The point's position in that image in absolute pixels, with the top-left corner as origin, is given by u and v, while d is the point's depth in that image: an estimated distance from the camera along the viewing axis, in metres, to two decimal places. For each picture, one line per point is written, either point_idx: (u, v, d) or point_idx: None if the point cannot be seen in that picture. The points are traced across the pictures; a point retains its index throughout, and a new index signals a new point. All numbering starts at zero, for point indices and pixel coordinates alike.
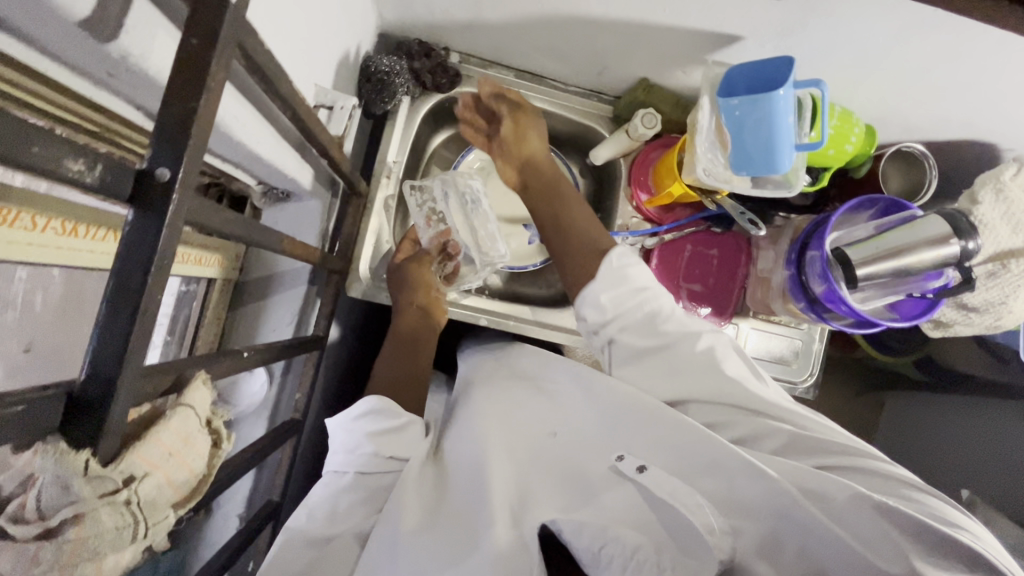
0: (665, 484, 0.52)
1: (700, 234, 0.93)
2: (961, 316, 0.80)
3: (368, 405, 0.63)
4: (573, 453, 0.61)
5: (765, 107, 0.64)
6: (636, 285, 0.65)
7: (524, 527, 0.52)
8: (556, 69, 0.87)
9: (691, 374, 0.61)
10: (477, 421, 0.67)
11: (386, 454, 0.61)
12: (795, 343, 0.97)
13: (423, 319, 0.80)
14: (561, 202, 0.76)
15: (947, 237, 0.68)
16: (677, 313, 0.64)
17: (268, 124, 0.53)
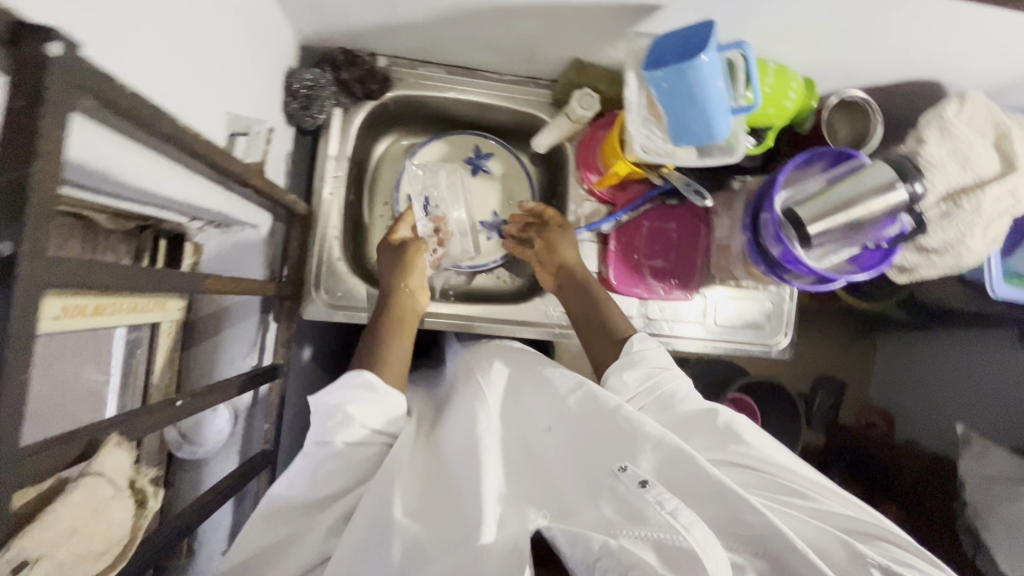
0: (668, 501, 0.51)
1: (656, 210, 0.91)
2: (923, 259, 0.79)
3: (352, 379, 0.66)
4: (570, 459, 0.59)
5: (690, 74, 0.62)
6: (656, 364, 0.71)
7: (521, 530, 0.53)
8: (487, 61, 0.85)
9: (705, 439, 0.64)
10: (478, 414, 0.64)
11: (365, 424, 0.64)
12: (766, 305, 0.96)
13: (407, 301, 0.79)
14: (591, 302, 0.81)
15: (893, 183, 0.68)
16: (690, 395, 0.69)
17: (173, 164, 0.51)
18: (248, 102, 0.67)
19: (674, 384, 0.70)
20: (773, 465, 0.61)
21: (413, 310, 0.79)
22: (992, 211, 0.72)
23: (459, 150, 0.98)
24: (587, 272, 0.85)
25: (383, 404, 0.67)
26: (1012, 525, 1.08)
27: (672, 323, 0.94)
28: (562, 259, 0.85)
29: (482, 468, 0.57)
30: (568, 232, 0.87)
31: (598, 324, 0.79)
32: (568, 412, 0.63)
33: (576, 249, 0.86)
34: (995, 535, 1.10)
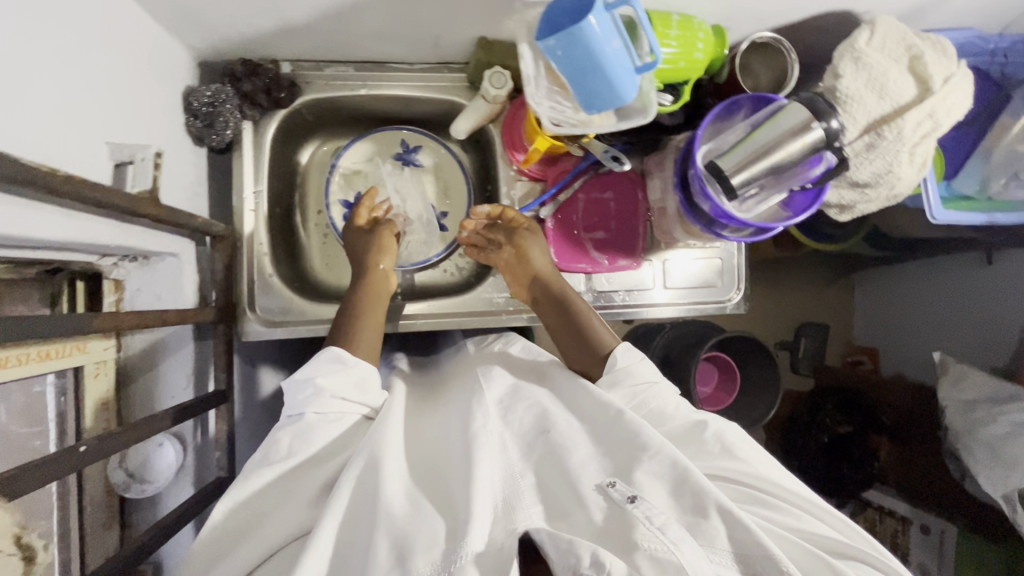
0: (661, 520, 0.50)
1: (594, 182, 0.89)
2: (857, 194, 0.78)
3: (323, 354, 0.69)
4: (565, 463, 0.58)
5: (580, 39, 0.60)
6: (645, 378, 0.70)
7: (509, 529, 0.52)
8: (392, 52, 0.82)
9: (699, 450, 0.63)
10: (477, 415, 0.64)
11: (337, 395, 0.65)
12: (715, 263, 0.95)
13: (385, 280, 0.81)
14: (568, 314, 0.79)
15: (808, 123, 0.66)
16: (682, 410, 0.67)
17: (28, 202, 0.51)
18: (134, 129, 0.65)
19: (663, 397, 0.68)
20: (765, 482, 0.60)
21: (385, 289, 0.80)
22: (913, 138, 0.71)
23: (387, 148, 0.96)
24: (562, 284, 0.82)
25: (355, 376, 0.68)
26: (990, 444, 1.10)
27: (628, 289, 0.93)
28: (534, 268, 0.83)
29: (483, 465, 0.56)
30: (536, 237, 0.84)
31: (578, 335, 0.77)
32: (568, 422, 0.64)
33: (546, 257, 0.83)
34: (976, 456, 1.12)
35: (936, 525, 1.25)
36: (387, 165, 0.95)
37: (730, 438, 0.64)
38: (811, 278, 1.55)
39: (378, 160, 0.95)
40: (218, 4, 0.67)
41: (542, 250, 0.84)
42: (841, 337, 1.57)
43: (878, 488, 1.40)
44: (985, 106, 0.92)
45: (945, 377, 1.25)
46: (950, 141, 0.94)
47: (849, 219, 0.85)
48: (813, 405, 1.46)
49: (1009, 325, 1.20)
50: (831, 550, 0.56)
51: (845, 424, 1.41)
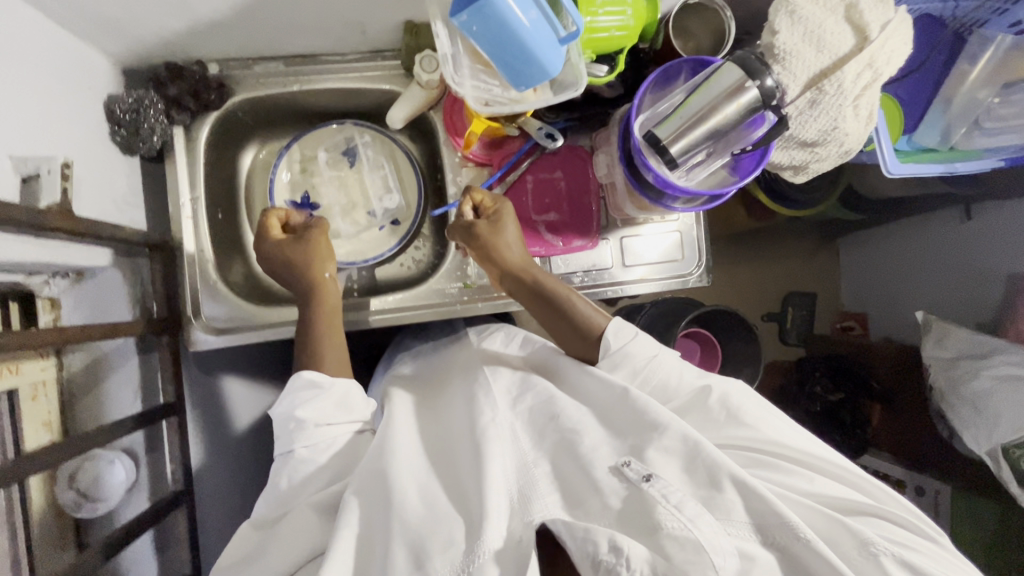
0: (677, 498, 0.48)
1: (542, 162, 0.87)
2: (808, 154, 0.76)
3: (294, 382, 0.63)
4: (575, 445, 0.55)
5: (492, 10, 0.57)
6: (646, 353, 0.65)
7: (525, 522, 0.50)
8: (320, 43, 0.80)
9: (712, 417, 0.61)
10: (484, 407, 0.61)
11: (318, 425, 0.60)
12: (675, 236, 0.93)
13: (332, 285, 0.75)
14: (548, 302, 0.72)
15: (742, 83, 0.64)
16: (688, 376, 0.64)
17: None
18: (47, 141, 0.63)
19: (666, 370, 0.64)
20: (776, 447, 0.59)
21: (338, 299, 0.75)
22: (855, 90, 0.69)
23: (330, 145, 0.93)
24: (536, 271, 0.75)
25: (334, 397, 0.63)
26: (973, 400, 1.08)
27: (590, 268, 0.90)
28: (505, 262, 0.76)
29: (495, 460, 0.54)
30: (499, 225, 0.77)
31: (561, 319, 0.70)
32: (576, 407, 0.61)
33: (516, 245, 0.76)
34: (960, 413, 1.10)
35: (930, 486, 1.23)
36: (332, 161, 0.93)
37: (737, 400, 0.61)
38: (791, 245, 1.53)
39: (362, 138, 0.93)
40: (124, 5, 0.65)
41: (508, 236, 0.76)
42: (828, 301, 1.53)
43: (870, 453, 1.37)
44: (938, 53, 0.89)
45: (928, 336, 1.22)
46: (906, 92, 0.91)
47: (806, 179, 0.83)
48: (801, 374, 1.44)
49: (991, 277, 1.17)
50: (848, 509, 0.55)
51: (837, 392, 1.37)
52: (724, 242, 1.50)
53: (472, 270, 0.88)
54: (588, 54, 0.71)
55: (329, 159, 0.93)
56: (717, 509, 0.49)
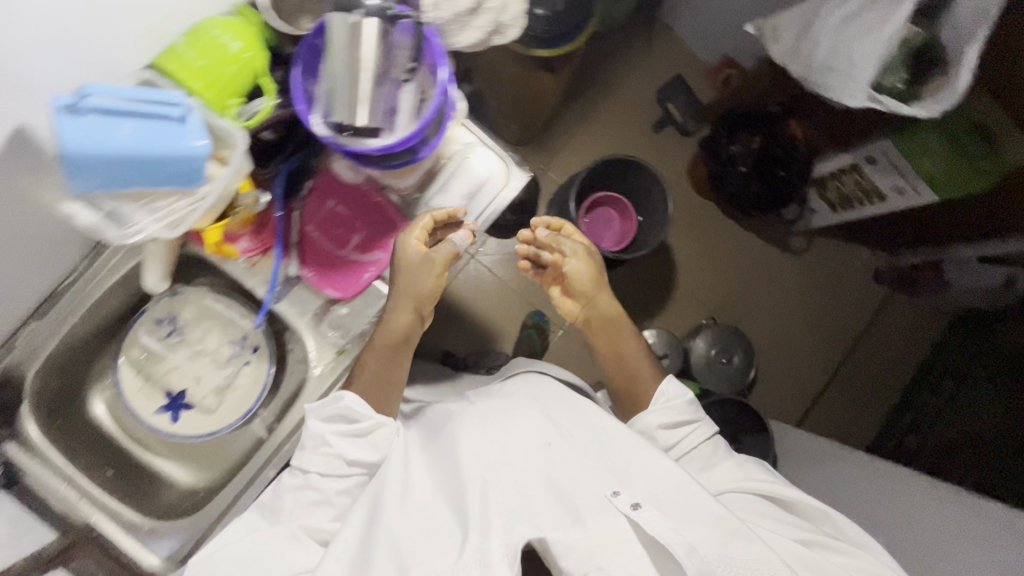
0: (657, 523, 0.65)
1: (308, 206, 0.84)
2: (485, 17, 0.73)
3: (335, 405, 0.80)
4: (573, 479, 0.74)
5: (77, 160, 0.56)
6: (691, 419, 0.97)
7: (507, 542, 0.66)
8: (40, 281, 0.78)
9: (730, 468, 0.91)
10: (494, 452, 0.78)
11: (337, 451, 0.79)
12: (468, 164, 0.89)
13: (412, 324, 0.85)
14: (618, 335, 1.09)
15: (353, 24, 0.60)
16: (718, 448, 0.94)
17: None
18: None
19: (703, 439, 0.95)
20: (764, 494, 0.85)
21: (414, 334, 0.85)
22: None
23: (147, 343, 0.90)
24: (615, 310, 1.10)
25: (366, 439, 0.81)
26: (829, 66, 1.09)
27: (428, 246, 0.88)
28: (596, 295, 1.10)
29: (498, 496, 0.72)
30: (596, 275, 1.11)
31: (626, 357, 1.07)
32: (569, 442, 0.80)
33: (602, 287, 1.11)
34: (828, 82, 1.11)
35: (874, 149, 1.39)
36: (159, 350, 0.90)
37: (753, 472, 0.90)
38: (637, 75, 1.89)
39: (164, 296, 0.89)
40: None
41: (591, 274, 1.09)
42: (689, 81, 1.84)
43: (823, 157, 1.62)
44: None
45: (769, 38, 1.26)
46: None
47: (514, 35, 0.80)
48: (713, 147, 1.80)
49: None
50: (812, 545, 0.78)
51: (752, 138, 1.76)
52: (582, 115, 1.85)
53: (334, 336, 0.86)
54: (233, 101, 0.67)
55: (155, 351, 0.90)
56: (688, 525, 0.67)
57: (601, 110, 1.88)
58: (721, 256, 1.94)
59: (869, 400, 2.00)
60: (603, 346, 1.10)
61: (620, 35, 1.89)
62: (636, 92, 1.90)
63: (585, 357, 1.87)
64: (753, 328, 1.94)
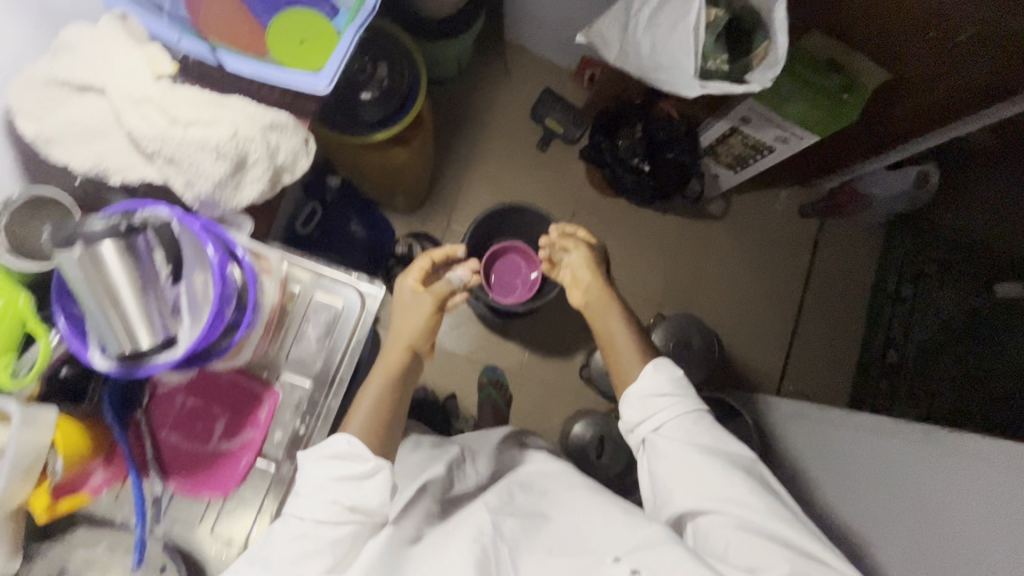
0: None
1: (155, 408, 0.78)
2: (255, 168, 0.68)
3: (334, 448, 0.76)
4: (578, 562, 0.78)
5: None
6: (689, 413, 0.90)
7: None
8: None
9: (718, 452, 0.86)
10: (504, 547, 0.82)
11: (333, 498, 0.73)
12: (317, 301, 0.83)
13: (405, 359, 1.01)
14: (604, 319, 1.08)
15: (87, 253, 0.55)
16: (715, 444, 0.87)
17: None
18: None
19: (696, 436, 0.88)
20: (753, 519, 0.80)
21: (407, 369, 1.00)
22: (158, 120, 0.60)
23: None
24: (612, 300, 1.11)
25: (364, 485, 0.75)
26: (652, 63, 1.05)
27: (301, 404, 0.80)
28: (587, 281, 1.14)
29: None
30: (596, 269, 1.16)
31: (612, 339, 1.05)
32: (576, 526, 0.85)
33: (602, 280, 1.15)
34: (659, 77, 1.06)
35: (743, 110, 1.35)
36: None
37: (750, 479, 0.84)
38: (506, 104, 1.86)
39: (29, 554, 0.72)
40: None
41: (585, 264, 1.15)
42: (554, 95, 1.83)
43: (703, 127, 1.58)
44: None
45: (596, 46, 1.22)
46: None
47: (303, 164, 0.74)
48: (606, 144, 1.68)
49: None
50: None
51: (634, 130, 1.66)
52: (465, 162, 1.82)
53: (232, 535, 0.77)
54: (4, 358, 0.62)
55: None
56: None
57: (483, 150, 1.84)
58: (647, 248, 1.90)
59: (841, 333, 1.97)
60: (595, 333, 1.09)
61: (474, 71, 1.86)
62: (509, 121, 1.86)
63: (550, 393, 1.81)
64: (705, 306, 1.91)
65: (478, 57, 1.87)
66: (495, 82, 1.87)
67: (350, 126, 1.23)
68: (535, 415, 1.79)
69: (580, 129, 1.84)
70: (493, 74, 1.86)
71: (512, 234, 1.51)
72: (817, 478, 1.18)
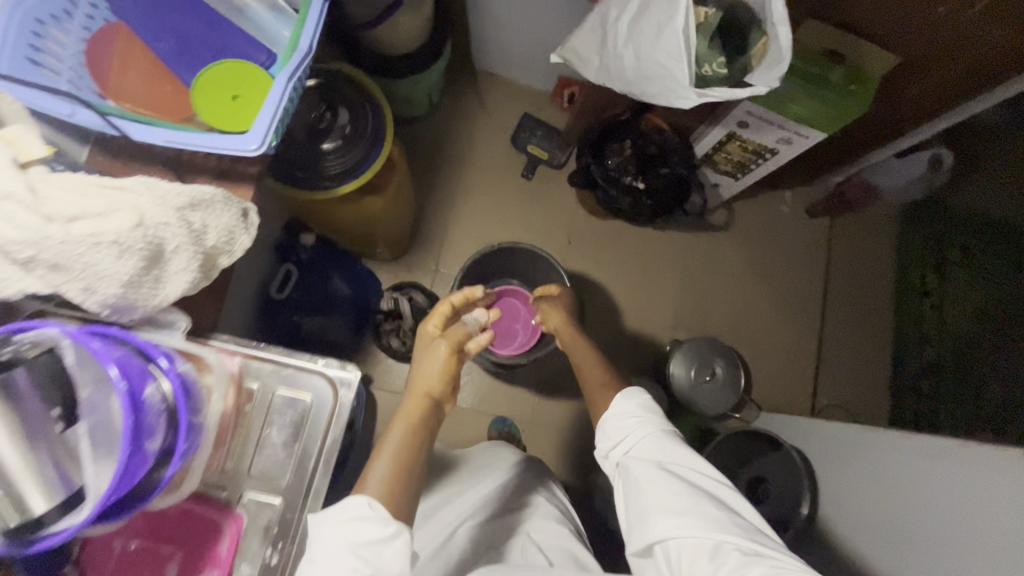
0: None
1: (92, 557, 0.65)
2: (176, 258, 0.56)
3: (352, 507, 0.65)
4: None
5: None
6: (652, 431, 0.86)
7: None
8: None
9: (682, 466, 0.81)
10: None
11: (354, 565, 0.61)
12: (281, 396, 0.70)
13: (429, 406, 0.89)
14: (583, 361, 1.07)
15: None
16: (678, 462, 0.82)
17: None
18: None
19: (659, 453, 0.83)
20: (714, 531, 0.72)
21: (430, 416, 0.88)
22: (32, 218, 0.49)
23: None
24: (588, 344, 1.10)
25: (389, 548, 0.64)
26: (638, 75, 0.93)
27: (272, 527, 0.66)
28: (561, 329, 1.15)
29: None
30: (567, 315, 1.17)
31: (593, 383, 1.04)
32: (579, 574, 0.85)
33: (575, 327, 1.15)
34: (647, 89, 0.95)
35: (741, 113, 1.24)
36: None
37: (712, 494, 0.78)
38: (485, 137, 1.76)
39: None
40: None
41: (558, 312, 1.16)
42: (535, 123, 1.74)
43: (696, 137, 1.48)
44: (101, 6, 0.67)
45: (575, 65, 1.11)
46: (120, 54, 0.67)
47: (242, 241, 0.62)
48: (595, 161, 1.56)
49: None
50: None
51: (624, 146, 1.53)
52: (448, 202, 1.71)
53: None
54: None
55: None
56: None
57: (466, 187, 1.73)
58: (653, 270, 1.77)
59: (871, 341, 1.82)
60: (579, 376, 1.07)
61: (447, 106, 1.76)
62: (490, 153, 1.75)
63: (567, 441, 1.65)
64: (721, 326, 1.77)
65: (451, 91, 1.77)
66: (471, 114, 1.77)
67: (314, 181, 1.10)
68: (553, 465, 1.64)
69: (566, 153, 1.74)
70: (468, 107, 1.76)
71: (506, 274, 1.39)
72: (883, 515, 1.03)
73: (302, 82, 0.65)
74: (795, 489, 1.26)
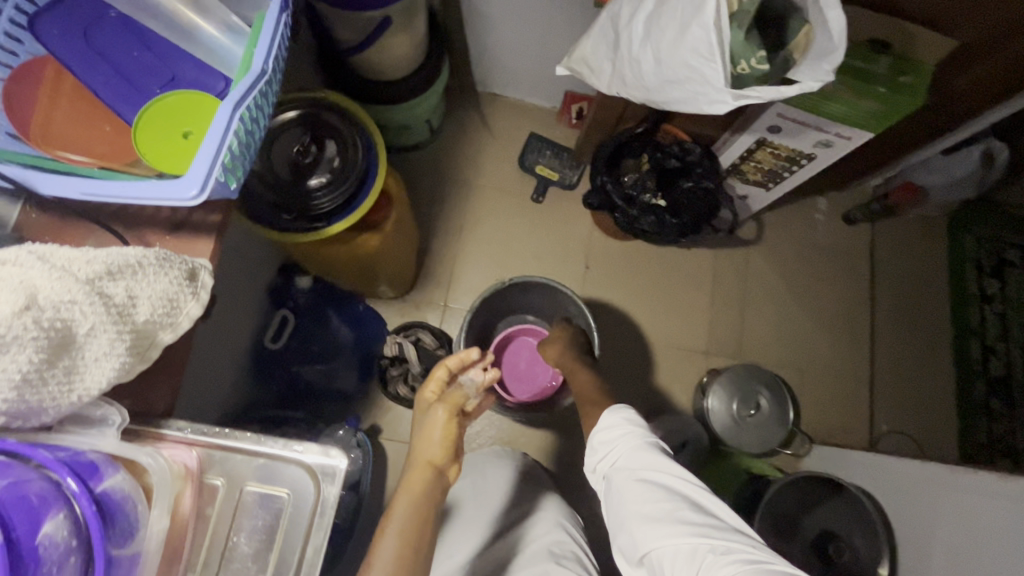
0: None
1: None
2: (88, 342, 0.46)
3: None
4: None
5: None
6: (620, 436, 0.77)
7: None
8: None
9: (653, 470, 0.72)
10: None
11: None
12: (249, 494, 0.56)
13: (435, 478, 0.75)
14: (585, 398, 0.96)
15: None
16: (648, 464, 0.72)
17: None
18: None
19: (627, 458, 0.74)
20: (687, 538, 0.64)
21: (435, 488, 0.74)
22: None
23: None
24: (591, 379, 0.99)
25: None
26: (661, 80, 0.80)
27: None
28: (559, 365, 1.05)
29: None
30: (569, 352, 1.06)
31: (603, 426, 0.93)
32: None
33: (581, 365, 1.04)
34: (671, 96, 0.82)
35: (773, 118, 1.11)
36: None
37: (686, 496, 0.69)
38: (490, 160, 1.65)
39: None
40: None
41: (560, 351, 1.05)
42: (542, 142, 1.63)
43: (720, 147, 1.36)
44: (25, 40, 0.59)
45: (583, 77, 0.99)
46: (44, 93, 0.59)
47: (190, 305, 0.53)
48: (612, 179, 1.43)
49: None
50: None
51: (641, 161, 1.42)
52: (455, 232, 1.59)
53: None
54: None
55: None
56: None
57: (473, 214, 1.61)
58: (680, 292, 1.63)
59: (933, 356, 1.63)
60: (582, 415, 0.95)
61: (448, 130, 1.65)
62: (496, 177, 1.64)
63: None
64: (760, 349, 1.61)
65: (451, 114, 1.67)
66: (474, 138, 1.66)
67: (300, 221, 0.99)
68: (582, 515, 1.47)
69: (578, 172, 1.63)
70: (470, 131, 1.66)
71: (520, 309, 1.25)
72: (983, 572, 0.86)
73: (254, 109, 0.54)
74: (870, 542, 1.09)
